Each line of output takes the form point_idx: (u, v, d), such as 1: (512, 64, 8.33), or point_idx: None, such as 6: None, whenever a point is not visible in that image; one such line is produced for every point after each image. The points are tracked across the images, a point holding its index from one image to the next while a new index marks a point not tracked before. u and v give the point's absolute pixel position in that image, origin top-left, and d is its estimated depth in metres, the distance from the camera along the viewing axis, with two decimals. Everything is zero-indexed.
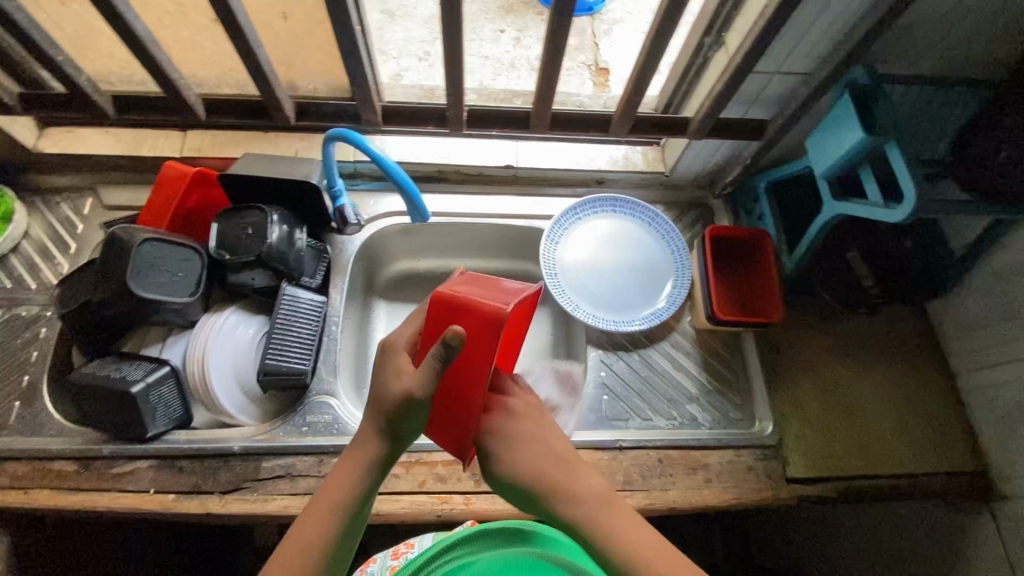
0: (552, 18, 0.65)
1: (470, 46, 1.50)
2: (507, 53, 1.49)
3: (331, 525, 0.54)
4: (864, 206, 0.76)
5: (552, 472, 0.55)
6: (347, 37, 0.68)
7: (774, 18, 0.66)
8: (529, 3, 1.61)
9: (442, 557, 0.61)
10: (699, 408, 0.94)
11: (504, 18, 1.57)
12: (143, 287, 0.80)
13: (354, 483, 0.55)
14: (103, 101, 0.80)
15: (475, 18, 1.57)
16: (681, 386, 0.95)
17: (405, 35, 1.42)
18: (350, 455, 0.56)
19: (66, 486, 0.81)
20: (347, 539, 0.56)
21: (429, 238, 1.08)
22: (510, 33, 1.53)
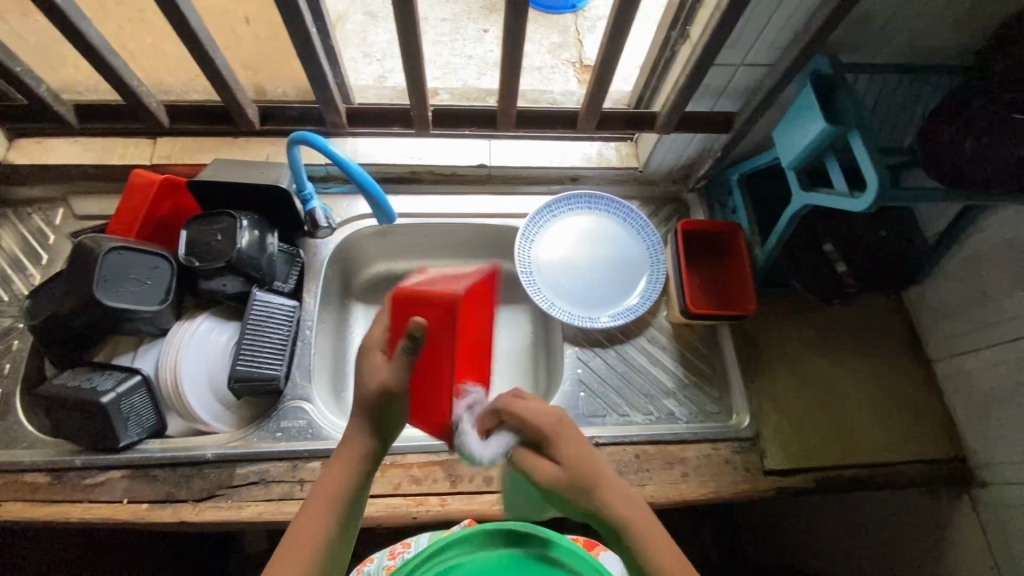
0: (508, 16, 0.65)
1: (453, 46, 1.50)
2: (491, 52, 1.49)
3: (327, 528, 0.53)
4: (830, 196, 0.76)
5: (604, 477, 0.54)
6: (303, 41, 0.67)
7: (729, 11, 0.66)
8: None
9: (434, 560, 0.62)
10: (676, 402, 0.94)
11: (487, 17, 1.57)
12: (112, 297, 0.79)
13: (348, 480, 0.55)
14: (65, 111, 0.79)
15: (458, 18, 1.56)
16: (658, 381, 0.95)
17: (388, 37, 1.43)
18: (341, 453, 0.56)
19: (38, 498, 0.81)
20: (345, 535, 0.55)
21: (405, 239, 1.08)
22: (493, 32, 1.52)
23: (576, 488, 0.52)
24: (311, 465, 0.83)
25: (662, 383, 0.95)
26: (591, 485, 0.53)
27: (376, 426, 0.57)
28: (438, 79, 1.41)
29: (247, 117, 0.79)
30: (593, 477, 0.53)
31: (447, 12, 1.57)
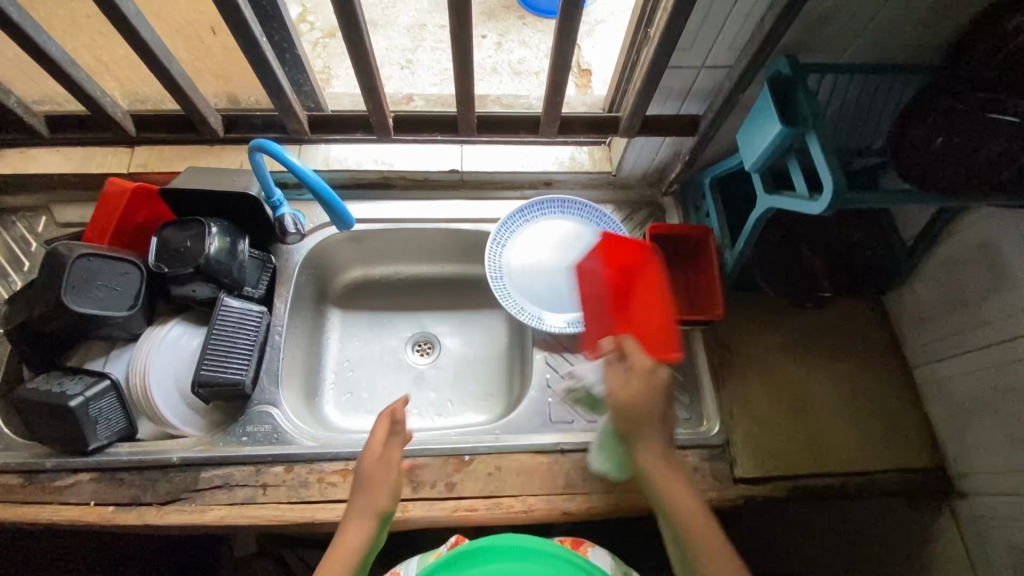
0: (454, 21, 0.66)
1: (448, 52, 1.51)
2: (489, 58, 1.49)
3: None
4: (791, 199, 0.75)
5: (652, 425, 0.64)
6: (255, 50, 0.69)
7: (673, 15, 0.66)
8: (511, 7, 1.60)
9: None
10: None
11: (486, 23, 1.57)
12: (79, 303, 0.81)
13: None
14: (37, 122, 0.81)
15: None
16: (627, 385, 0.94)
17: (387, 44, 1.50)
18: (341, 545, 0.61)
19: (8, 499, 0.82)
20: None
21: (379, 245, 1.09)
22: (491, 37, 1.53)
23: (623, 419, 0.65)
24: (275, 469, 0.84)
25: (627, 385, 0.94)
26: (642, 431, 0.64)
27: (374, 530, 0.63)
28: (435, 86, 1.43)
29: (210, 126, 0.81)
30: (646, 427, 0.64)
31: (444, 18, 1.58)
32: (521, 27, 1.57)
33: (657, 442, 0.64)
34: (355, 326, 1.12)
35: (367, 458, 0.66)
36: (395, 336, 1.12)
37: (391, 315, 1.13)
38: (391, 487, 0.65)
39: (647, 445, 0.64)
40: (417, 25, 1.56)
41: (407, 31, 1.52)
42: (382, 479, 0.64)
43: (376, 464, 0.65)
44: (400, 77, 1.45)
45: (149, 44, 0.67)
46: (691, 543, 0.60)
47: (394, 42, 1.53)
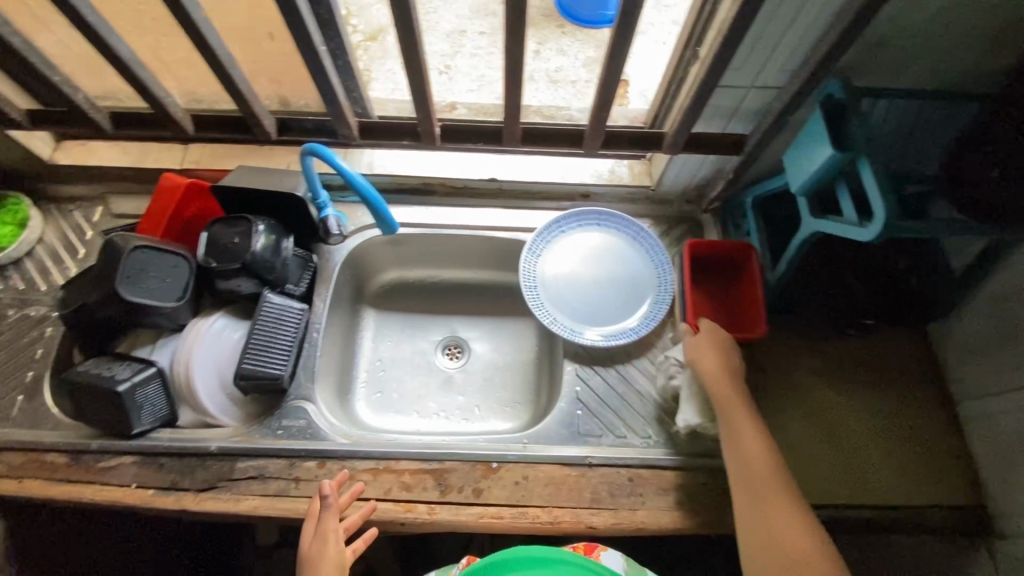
0: (508, 35, 0.67)
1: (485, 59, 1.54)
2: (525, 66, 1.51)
3: None
4: (840, 224, 0.74)
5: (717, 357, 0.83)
6: (312, 57, 0.71)
7: (729, 34, 0.65)
8: (550, 16, 1.62)
9: None
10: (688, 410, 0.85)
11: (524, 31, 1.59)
12: (133, 293, 0.84)
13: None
14: (100, 117, 0.85)
15: (494, 32, 1.60)
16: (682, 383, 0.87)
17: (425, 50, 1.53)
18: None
19: (54, 477, 0.85)
20: None
21: (416, 249, 1.11)
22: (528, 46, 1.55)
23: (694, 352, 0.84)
24: (308, 463, 0.86)
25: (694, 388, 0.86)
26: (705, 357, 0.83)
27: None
28: (472, 92, 1.45)
29: (264, 128, 0.83)
30: (719, 374, 0.81)
31: (484, 25, 1.61)
32: (559, 35, 1.58)
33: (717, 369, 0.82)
34: (388, 327, 1.14)
35: (306, 540, 0.75)
36: (425, 338, 1.14)
37: (423, 318, 1.15)
38: (330, 558, 0.74)
39: (706, 364, 0.82)
40: (457, 31, 1.59)
41: (446, 38, 1.55)
42: (320, 560, 0.73)
43: (313, 545, 0.74)
44: (439, 82, 1.48)
45: (215, 48, 0.70)
46: (749, 460, 0.73)
47: (432, 48, 1.55)
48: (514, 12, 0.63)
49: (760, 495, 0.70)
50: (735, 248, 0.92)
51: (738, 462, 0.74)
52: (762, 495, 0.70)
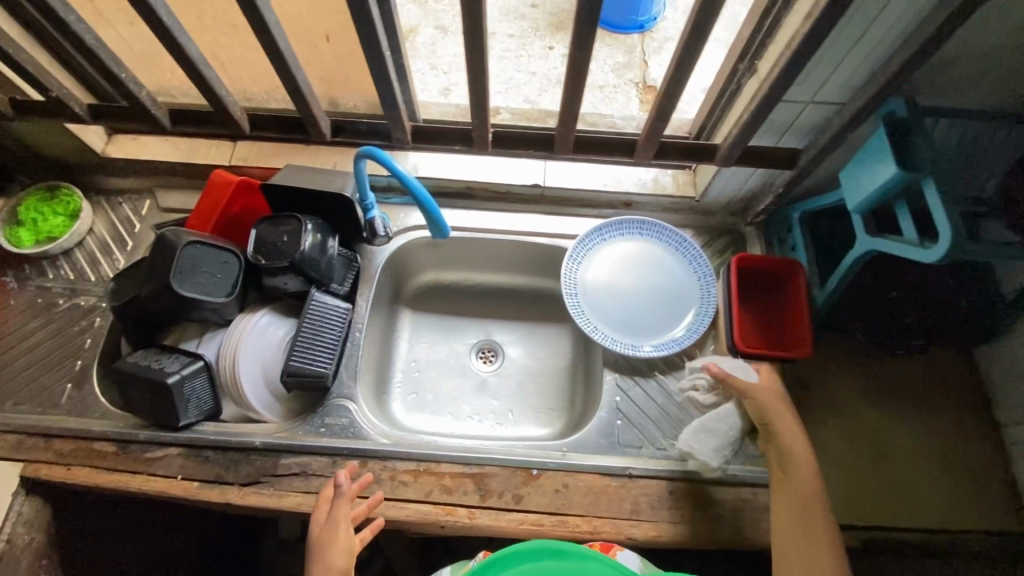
0: (574, 45, 0.67)
1: (516, 62, 1.55)
2: (554, 70, 1.52)
3: None
4: (899, 244, 0.73)
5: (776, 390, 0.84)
6: (377, 62, 0.72)
7: (801, 49, 0.65)
8: None
9: None
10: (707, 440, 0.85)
11: (554, 35, 1.60)
12: (186, 287, 0.86)
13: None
14: (161, 114, 0.86)
15: (525, 35, 1.60)
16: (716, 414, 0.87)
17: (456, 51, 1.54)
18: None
19: (103, 466, 0.87)
20: None
21: (456, 252, 1.12)
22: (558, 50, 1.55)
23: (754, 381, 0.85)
24: (350, 462, 0.87)
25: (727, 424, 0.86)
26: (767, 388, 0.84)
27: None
28: (500, 94, 1.46)
29: (320, 129, 0.84)
30: (779, 404, 0.82)
31: (514, 28, 1.61)
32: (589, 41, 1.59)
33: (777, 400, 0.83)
34: (424, 328, 1.15)
35: (318, 527, 0.76)
36: (461, 341, 1.14)
37: (458, 320, 1.16)
38: (338, 543, 0.74)
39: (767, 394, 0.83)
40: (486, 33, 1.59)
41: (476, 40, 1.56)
42: (330, 546, 0.73)
43: (323, 531, 0.75)
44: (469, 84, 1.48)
45: (284, 49, 0.71)
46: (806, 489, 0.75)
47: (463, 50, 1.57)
48: (587, 22, 0.63)
49: (811, 522, 0.72)
50: (781, 263, 0.90)
51: (790, 488, 0.76)
52: (814, 525, 0.72)
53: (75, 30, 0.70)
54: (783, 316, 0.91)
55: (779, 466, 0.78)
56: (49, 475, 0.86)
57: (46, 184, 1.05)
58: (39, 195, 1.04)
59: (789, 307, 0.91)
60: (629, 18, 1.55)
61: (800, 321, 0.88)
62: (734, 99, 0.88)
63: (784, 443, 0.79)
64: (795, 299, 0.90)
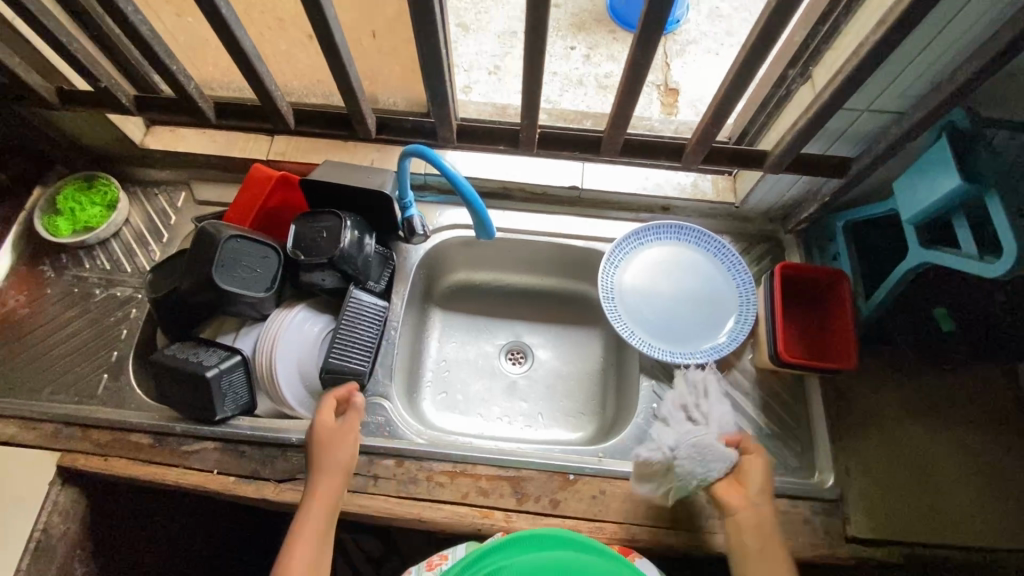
0: (636, 48, 0.66)
1: None
2: (576, 70, 1.51)
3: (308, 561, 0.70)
4: (957, 257, 0.72)
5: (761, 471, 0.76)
6: (433, 60, 0.72)
7: (870, 57, 0.64)
8: (602, 21, 1.60)
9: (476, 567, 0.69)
10: (685, 452, 0.77)
11: (575, 35, 1.59)
12: (226, 281, 0.86)
13: (325, 532, 0.73)
14: (207, 108, 0.87)
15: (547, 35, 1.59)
16: (717, 448, 0.77)
17: (478, 49, 1.54)
18: (313, 507, 0.75)
19: (139, 458, 0.87)
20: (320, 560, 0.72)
21: (489, 252, 1.11)
22: (580, 50, 1.54)
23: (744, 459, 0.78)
24: (386, 461, 0.86)
25: (714, 463, 0.76)
26: (753, 467, 0.77)
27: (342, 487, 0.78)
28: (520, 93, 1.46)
29: (366, 126, 0.84)
30: (761, 488, 0.75)
31: None
32: (611, 42, 1.58)
33: (760, 480, 0.76)
34: (454, 328, 1.14)
35: (322, 429, 0.81)
36: (490, 342, 1.13)
37: (488, 321, 1.15)
38: (345, 446, 0.80)
39: (752, 473, 0.76)
40: (508, 32, 1.58)
41: (498, 38, 1.55)
42: (339, 446, 0.80)
43: (332, 434, 0.81)
44: (491, 84, 1.48)
45: (340, 46, 0.71)
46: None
47: (484, 48, 1.56)
48: (652, 25, 0.62)
49: None
50: (826, 272, 0.89)
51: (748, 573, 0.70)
52: None
53: (132, 21, 0.70)
54: (827, 326, 0.90)
55: (753, 535, 0.72)
56: (86, 465, 0.87)
57: (84, 174, 1.05)
58: (78, 184, 1.04)
59: (833, 317, 0.89)
60: None
61: (844, 333, 0.86)
62: (784, 105, 0.86)
63: (760, 516, 0.73)
64: (839, 309, 0.88)
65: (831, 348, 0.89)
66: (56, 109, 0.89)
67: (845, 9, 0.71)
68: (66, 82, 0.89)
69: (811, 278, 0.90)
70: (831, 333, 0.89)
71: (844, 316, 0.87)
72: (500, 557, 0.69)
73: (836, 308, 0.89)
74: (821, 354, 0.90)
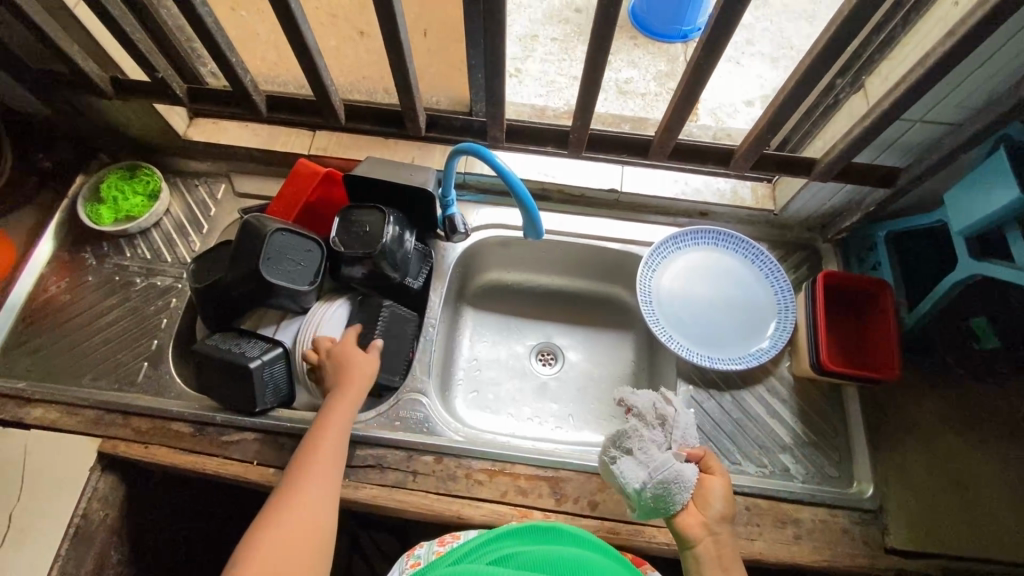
0: (701, 52, 0.67)
1: (563, 66, 1.55)
2: None
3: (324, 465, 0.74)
4: (1011, 269, 0.72)
5: (722, 499, 0.71)
6: (494, 61, 0.73)
7: (933, 70, 0.64)
8: (625, 27, 1.61)
9: (493, 548, 0.67)
10: (649, 488, 0.71)
11: None
12: (273, 274, 0.86)
13: (340, 441, 0.78)
14: (259, 100, 0.88)
15: (570, 39, 1.60)
16: (684, 479, 0.70)
17: None
18: (326, 424, 0.79)
19: (180, 446, 0.88)
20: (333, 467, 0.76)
21: (524, 252, 1.12)
22: None
23: (705, 481, 0.73)
24: (425, 457, 0.87)
25: (680, 495, 0.70)
26: (715, 492, 0.72)
27: (354, 409, 0.82)
28: (541, 96, 1.47)
29: (417, 123, 0.87)
30: (722, 514, 0.70)
31: (557, 32, 1.61)
32: (632, 48, 1.58)
33: (721, 507, 0.71)
34: (486, 327, 1.14)
35: (339, 352, 0.86)
36: (520, 342, 1.13)
37: (519, 321, 1.15)
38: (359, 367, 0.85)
39: (713, 497, 0.71)
40: (530, 36, 1.60)
41: (521, 41, 1.57)
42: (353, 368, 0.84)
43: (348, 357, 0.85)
44: (513, 87, 1.49)
45: (403, 44, 0.72)
46: None
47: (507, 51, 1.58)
48: (719, 29, 0.63)
49: None
50: (867, 281, 0.89)
51: None
52: None
53: (199, 13, 0.71)
54: (868, 335, 0.90)
55: (716, 567, 0.66)
56: (126, 452, 0.87)
57: (126, 164, 1.06)
58: (121, 173, 1.05)
59: (874, 326, 0.90)
60: (674, 28, 1.55)
61: (887, 341, 0.87)
62: (831, 114, 0.87)
63: (720, 545, 0.68)
64: (880, 318, 0.89)
65: (874, 356, 0.89)
66: (109, 97, 0.90)
67: (903, 19, 0.71)
68: (119, 70, 0.91)
69: (849, 286, 0.91)
70: (873, 340, 0.90)
71: (886, 323, 0.87)
72: (511, 543, 0.68)
73: (878, 315, 0.89)
74: (864, 362, 0.90)
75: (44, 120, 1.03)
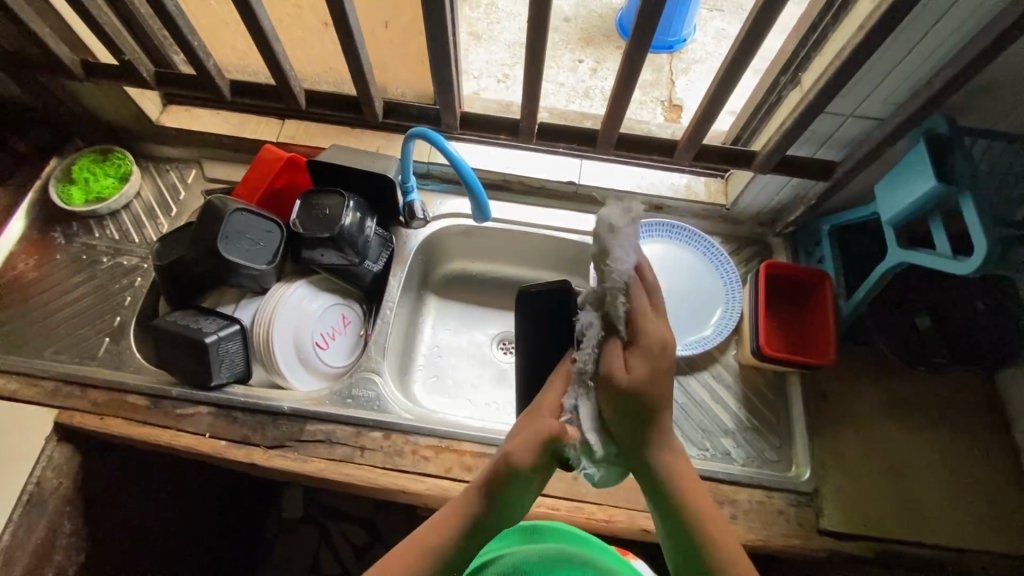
0: (632, 43, 0.71)
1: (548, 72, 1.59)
2: (582, 82, 1.57)
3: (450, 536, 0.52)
4: (933, 256, 0.75)
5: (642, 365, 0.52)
6: (440, 48, 0.77)
7: (846, 63, 0.68)
8: (610, 37, 1.66)
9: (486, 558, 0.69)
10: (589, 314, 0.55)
11: (584, 49, 1.63)
12: (231, 252, 0.89)
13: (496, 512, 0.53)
14: (222, 84, 0.91)
15: (557, 47, 1.64)
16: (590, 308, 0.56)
17: (487, 58, 1.60)
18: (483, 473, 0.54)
19: (135, 418, 0.90)
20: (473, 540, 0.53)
21: (486, 242, 1.14)
22: (587, 63, 1.60)
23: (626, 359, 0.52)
24: (373, 434, 0.89)
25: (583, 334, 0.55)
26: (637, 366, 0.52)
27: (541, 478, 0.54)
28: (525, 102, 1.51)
29: (373, 108, 0.90)
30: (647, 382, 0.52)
31: None
32: (618, 57, 1.63)
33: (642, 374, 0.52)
34: (449, 317, 1.16)
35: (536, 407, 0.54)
36: (482, 331, 1.15)
37: (481, 311, 1.17)
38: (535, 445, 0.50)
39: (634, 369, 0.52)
40: (518, 43, 1.64)
41: (508, 47, 1.61)
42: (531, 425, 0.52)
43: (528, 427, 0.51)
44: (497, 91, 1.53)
45: (351, 29, 0.75)
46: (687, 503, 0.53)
47: (494, 56, 1.63)
48: (647, 19, 0.66)
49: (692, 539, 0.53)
50: (808, 271, 0.92)
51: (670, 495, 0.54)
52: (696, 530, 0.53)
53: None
54: (808, 322, 0.94)
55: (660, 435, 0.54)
56: (82, 423, 0.89)
57: (98, 147, 1.09)
58: (92, 156, 1.08)
59: (814, 315, 0.93)
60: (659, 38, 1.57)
61: (824, 329, 0.90)
62: (774, 110, 0.91)
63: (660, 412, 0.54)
64: (820, 307, 0.92)
65: (813, 343, 0.92)
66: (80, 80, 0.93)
67: (831, 18, 0.75)
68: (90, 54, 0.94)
69: (792, 276, 0.94)
70: (812, 328, 0.93)
71: (824, 311, 0.90)
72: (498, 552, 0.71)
73: (818, 303, 0.92)
74: (803, 351, 0.93)
75: (20, 103, 1.07)
